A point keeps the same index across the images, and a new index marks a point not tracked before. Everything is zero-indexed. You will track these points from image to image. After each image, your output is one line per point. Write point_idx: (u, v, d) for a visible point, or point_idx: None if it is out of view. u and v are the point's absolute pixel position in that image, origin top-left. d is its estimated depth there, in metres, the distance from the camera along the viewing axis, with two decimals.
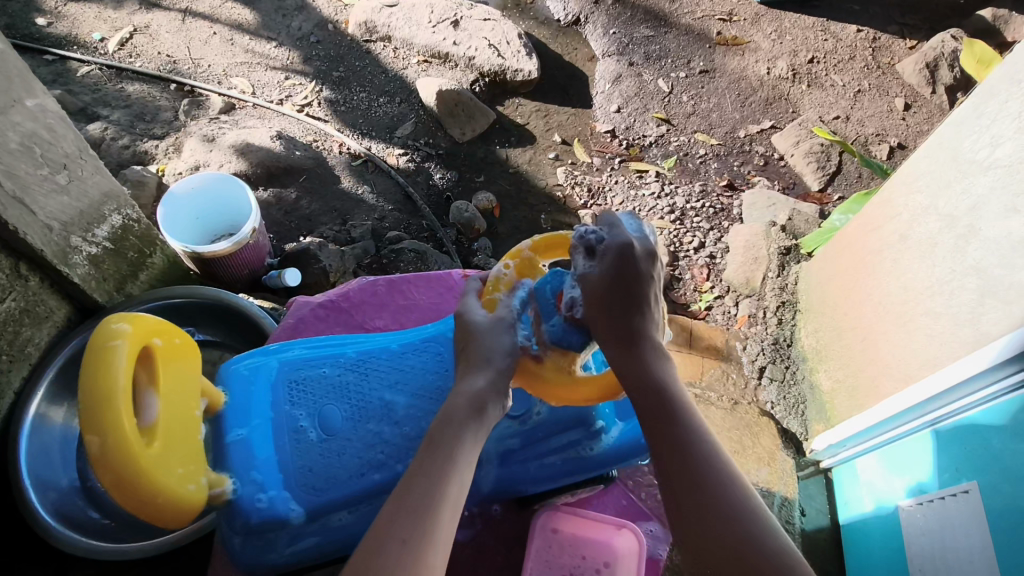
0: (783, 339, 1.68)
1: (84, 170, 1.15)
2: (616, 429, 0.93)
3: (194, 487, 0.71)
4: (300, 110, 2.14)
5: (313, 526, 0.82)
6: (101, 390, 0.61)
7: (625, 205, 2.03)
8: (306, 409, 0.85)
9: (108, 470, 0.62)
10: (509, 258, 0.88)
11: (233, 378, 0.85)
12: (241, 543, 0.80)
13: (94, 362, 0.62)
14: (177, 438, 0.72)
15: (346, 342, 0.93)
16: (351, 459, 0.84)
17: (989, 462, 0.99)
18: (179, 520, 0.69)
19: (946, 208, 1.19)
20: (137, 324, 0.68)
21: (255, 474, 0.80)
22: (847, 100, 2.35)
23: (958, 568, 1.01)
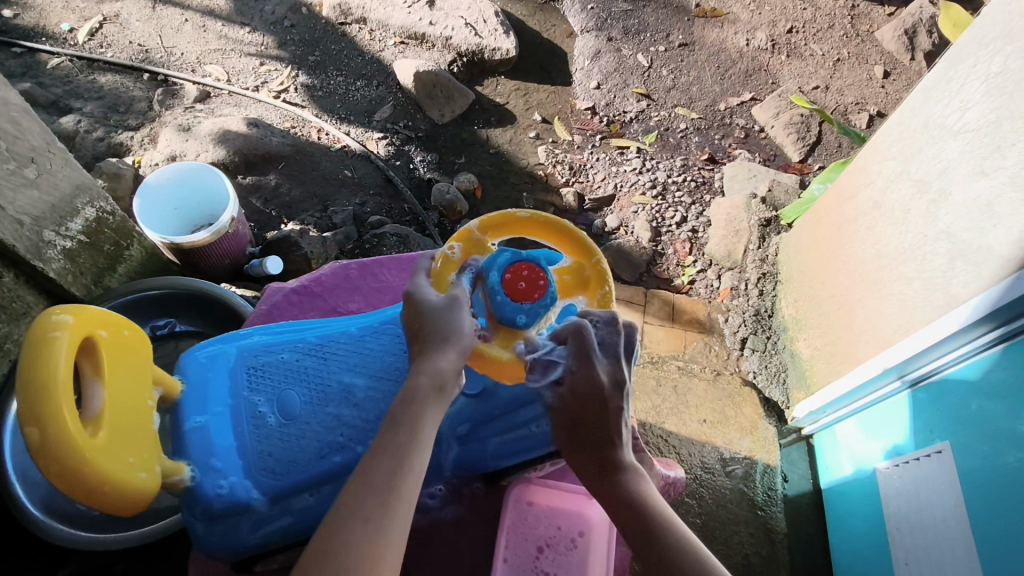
0: (764, 310, 1.70)
1: (53, 164, 1.13)
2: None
3: (146, 475, 0.70)
4: (277, 96, 2.11)
5: (275, 510, 0.82)
6: (38, 381, 0.60)
7: (607, 181, 2.03)
8: (266, 395, 0.86)
9: (51, 460, 0.60)
10: (456, 240, 0.87)
11: (192, 366, 0.85)
12: (204, 529, 0.80)
13: (33, 351, 0.60)
14: (125, 426, 0.70)
15: (305, 327, 0.93)
16: (312, 442, 0.85)
17: (963, 422, 1.02)
18: (129, 508, 0.68)
19: (918, 173, 1.19)
20: (78, 315, 0.66)
21: (214, 462, 0.80)
22: (826, 69, 2.34)
23: (931, 525, 1.04)
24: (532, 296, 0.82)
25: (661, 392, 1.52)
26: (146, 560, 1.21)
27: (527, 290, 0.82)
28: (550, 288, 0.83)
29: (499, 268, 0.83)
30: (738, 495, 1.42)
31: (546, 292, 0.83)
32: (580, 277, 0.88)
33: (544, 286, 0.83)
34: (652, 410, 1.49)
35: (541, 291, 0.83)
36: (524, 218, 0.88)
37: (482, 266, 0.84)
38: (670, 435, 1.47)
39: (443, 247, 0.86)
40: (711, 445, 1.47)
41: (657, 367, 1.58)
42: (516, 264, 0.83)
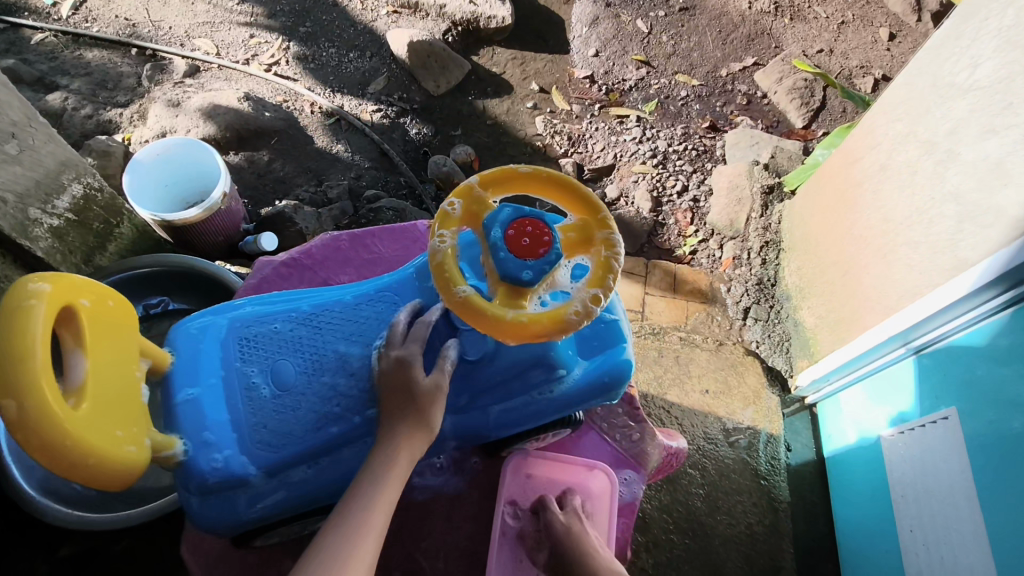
0: (767, 279, 1.67)
1: (35, 139, 1.10)
2: (579, 368, 0.85)
3: (134, 449, 0.69)
4: (267, 69, 2.06)
5: (272, 483, 0.81)
6: (14, 351, 0.57)
7: (606, 151, 1.99)
8: (259, 365, 0.84)
9: (29, 431, 0.58)
10: (455, 195, 0.68)
11: (182, 337, 0.83)
12: (199, 504, 0.79)
13: (7, 319, 0.58)
14: (111, 399, 0.68)
15: (300, 296, 0.91)
16: (307, 413, 0.83)
17: (970, 388, 1.00)
18: (115, 483, 0.67)
19: (925, 134, 1.16)
20: (58, 283, 0.63)
21: (207, 435, 0.78)
22: (831, 32, 2.27)
23: (935, 492, 1.03)
24: (539, 255, 0.64)
25: (663, 363, 1.51)
26: (149, 538, 1.21)
27: (531, 247, 0.64)
28: (557, 247, 0.65)
29: (501, 225, 0.65)
30: (740, 464, 1.41)
31: (554, 250, 0.65)
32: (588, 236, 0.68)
33: (551, 243, 0.65)
34: (654, 381, 1.48)
35: (547, 249, 0.64)
36: (526, 173, 0.69)
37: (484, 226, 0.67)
38: (672, 406, 1.46)
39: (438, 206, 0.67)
40: (714, 415, 1.46)
41: (659, 338, 1.56)
42: (518, 220, 0.66)
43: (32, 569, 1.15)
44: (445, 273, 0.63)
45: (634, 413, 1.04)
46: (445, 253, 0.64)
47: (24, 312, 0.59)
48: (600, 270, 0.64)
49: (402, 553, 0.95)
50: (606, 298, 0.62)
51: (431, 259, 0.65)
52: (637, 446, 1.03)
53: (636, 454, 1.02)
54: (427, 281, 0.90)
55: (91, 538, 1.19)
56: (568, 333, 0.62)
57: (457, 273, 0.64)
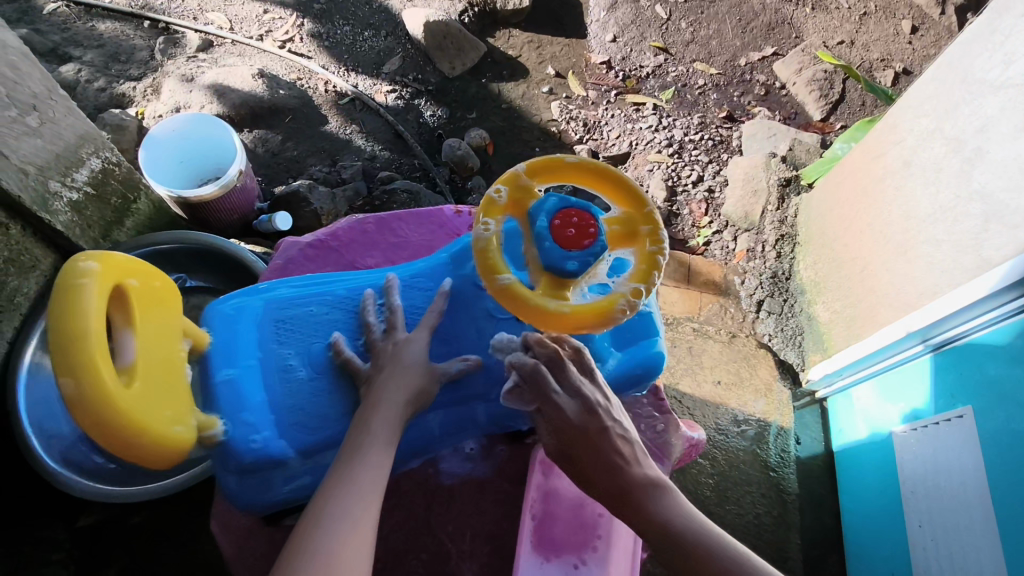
0: (782, 272, 1.67)
1: (55, 112, 1.09)
2: (614, 360, 0.88)
3: (183, 429, 0.69)
4: (281, 46, 2.04)
5: (308, 464, 0.81)
6: (70, 330, 0.58)
7: (622, 138, 1.98)
8: (294, 348, 0.84)
9: (85, 410, 0.58)
10: (500, 181, 0.67)
11: (218, 317, 0.83)
12: (236, 483, 0.79)
13: (60, 298, 0.58)
14: (159, 379, 0.69)
15: (333, 280, 0.91)
16: (343, 397, 0.83)
17: (984, 387, 1.01)
18: (165, 463, 0.67)
19: (953, 131, 1.15)
20: (106, 262, 0.64)
21: (245, 416, 0.78)
22: (852, 23, 2.24)
23: (948, 488, 1.04)
24: (583, 246, 0.65)
25: (675, 353, 1.51)
26: (167, 513, 1.22)
27: (576, 237, 0.65)
28: (602, 240, 0.66)
29: (546, 215, 0.66)
30: (750, 455, 1.42)
31: (598, 241, 0.66)
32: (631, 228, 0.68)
33: (595, 235, 0.66)
34: (666, 371, 1.49)
35: (592, 242, 0.66)
36: (574, 163, 0.68)
37: (528, 214, 0.67)
38: (684, 397, 1.47)
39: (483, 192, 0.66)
40: (725, 407, 1.47)
41: (673, 328, 1.56)
42: (565, 210, 0.66)
43: (51, 538, 1.17)
44: (490, 262, 0.64)
45: (659, 405, 1.04)
46: (490, 241, 0.64)
47: (75, 290, 0.59)
48: (644, 265, 0.65)
49: (426, 536, 0.94)
50: (648, 294, 0.64)
51: (473, 246, 0.65)
52: (661, 436, 1.02)
53: (661, 446, 1.02)
54: (463, 267, 0.90)
55: (109, 509, 1.21)
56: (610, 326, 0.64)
57: (501, 261, 0.64)
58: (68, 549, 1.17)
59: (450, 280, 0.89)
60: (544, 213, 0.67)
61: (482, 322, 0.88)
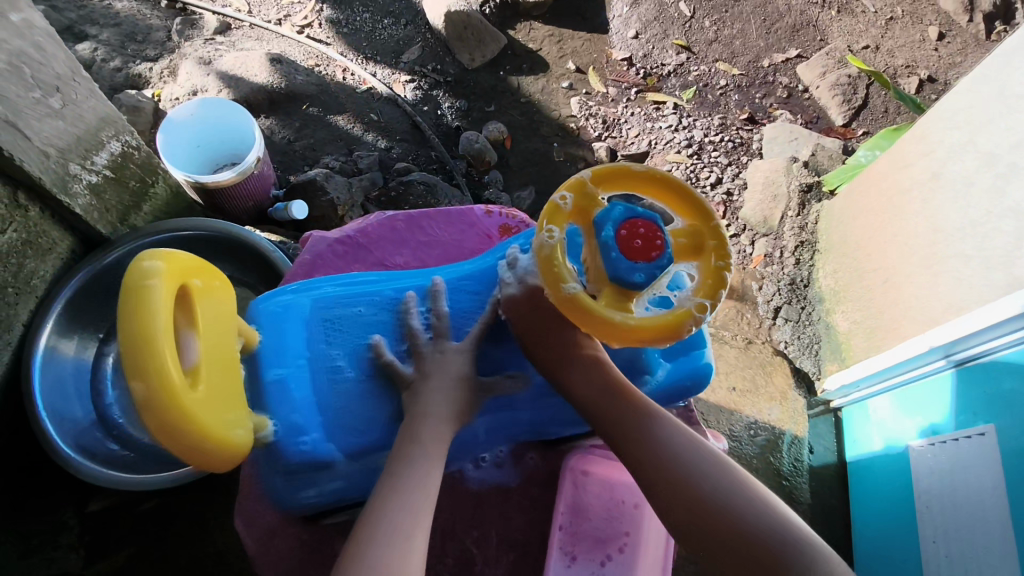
0: (800, 279, 1.66)
1: (78, 93, 1.08)
2: (662, 372, 0.92)
3: (241, 432, 0.69)
4: (300, 31, 2.02)
5: (355, 467, 0.81)
6: (139, 332, 0.56)
7: (641, 137, 1.96)
8: (342, 348, 0.84)
9: (154, 413, 0.58)
10: (566, 187, 0.68)
11: (265, 315, 0.83)
12: (283, 483, 0.79)
13: (129, 299, 0.57)
14: (219, 381, 0.68)
15: (381, 279, 0.90)
16: (389, 400, 0.83)
17: (1007, 405, 0.99)
18: (226, 466, 0.67)
19: (987, 145, 1.13)
20: (169, 262, 0.62)
21: (295, 416, 0.78)
22: (878, 28, 2.21)
23: (965, 504, 1.03)
24: (649, 258, 0.65)
25: None
26: (178, 501, 1.21)
27: (643, 248, 0.65)
28: (668, 252, 0.66)
29: (612, 224, 0.66)
30: (764, 463, 1.41)
31: (664, 254, 0.65)
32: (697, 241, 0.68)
33: (662, 246, 0.65)
34: None
35: (659, 254, 0.65)
36: (640, 172, 0.68)
37: (593, 222, 0.67)
38: (698, 402, 1.45)
39: (548, 198, 0.67)
40: (740, 413, 1.45)
41: None
42: (631, 220, 0.66)
43: (61, 522, 1.16)
44: (554, 270, 0.66)
45: (688, 416, 1.01)
46: (553, 249, 0.66)
47: (143, 292, 0.58)
48: (711, 280, 0.66)
49: (451, 542, 0.91)
50: (713, 310, 0.65)
51: (538, 252, 0.67)
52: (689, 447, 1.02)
53: None
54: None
55: (120, 495, 1.20)
56: (674, 340, 0.65)
57: (566, 269, 0.66)
58: (78, 532, 1.17)
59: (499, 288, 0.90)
60: (609, 222, 0.67)
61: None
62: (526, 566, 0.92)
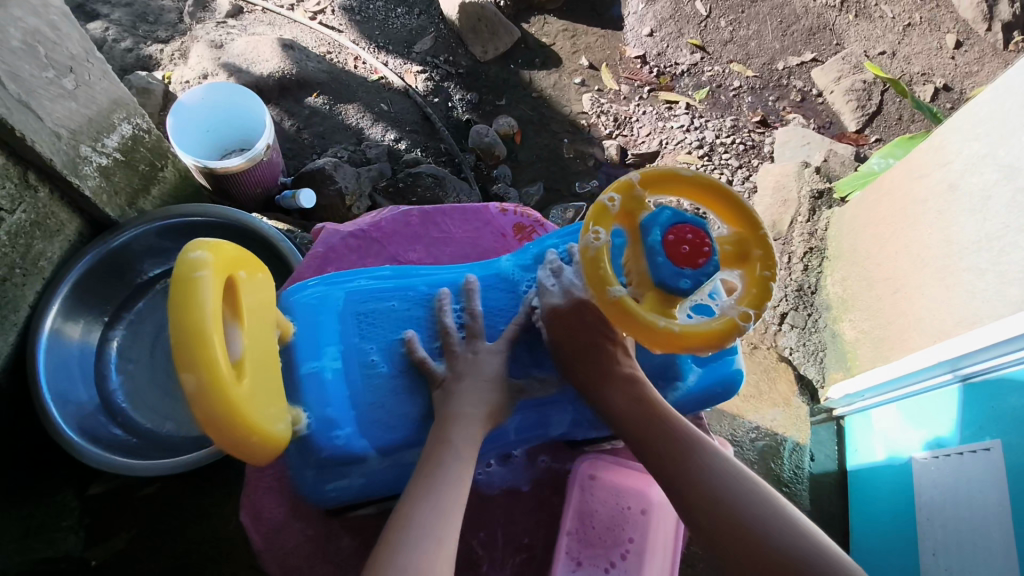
0: (808, 286, 1.64)
1: (90, 74, 1.07)
2: (694, 376, 0.92)
3: (282, 426, 0.69)
4: (312, 17, 2.00)
5: (386, 462, 0.81)
6: (190, 327, 0.56)
7: (652, 137, 1.95)
8: (376, 343, 0.83)
9: (204, 407, 0.57)
10: (614, 189, 0.68)
11: (301, 307, 0.83)
12: (315, 475, 0.80)
13: (179, 291, 0.56)
14: (261, 374, 0.68)
15: (414, 274, 0.89)
16: (423, 397, 0.82)
17: (1016, 421, 0.99)
18: (267, 459, 0.67)
19: (1006, 159, 1.12)
20: (217, 253, 0.61)
21: (329, 411, 0.78)
22: (895, 34, 2.19)
23: (968, 519, 1.03)
24: (694, 264, 0.64)
25: None
26: (180, 486, 1.22)
27: (690, 255, 0.65)
28: (715, 259, 0.65)
29: (659, 228, 0.65)
30: (764, 469, 1.41)
31: (712, 261, 0.65)
32: (743, 250, 0.67)
33: (709, 254, 0.65)
34: None
35: (706, 261, 0.65)
36: (689, 177, 0.67)
37: (639, 225, 0.67)
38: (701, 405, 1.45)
39: (594, 200, 0.68)
40: (742, 418, 1.46)
41: None
42: (678, 225, 0.65)
43: (63, 504, 1.17)
44: (599, 272, 0.64)
45: (699, 424, 1.04)
46: (600, 251, 0.65)
47: (193, 284, 0.57)
48: (756, 290, 0.65)
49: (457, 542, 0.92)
50: (756, 318, 0.64)
51: (583, 253, 0.66)
52: None
53: None
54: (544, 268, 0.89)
55: (123, 479, 1.21)
56: (717, 349, 0.64)
57: (611, 273, 0.65)
58: (78, 514, 1.17)
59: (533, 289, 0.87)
60: (656, 226, 0.66)
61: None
62: (530, 568, 0.92)
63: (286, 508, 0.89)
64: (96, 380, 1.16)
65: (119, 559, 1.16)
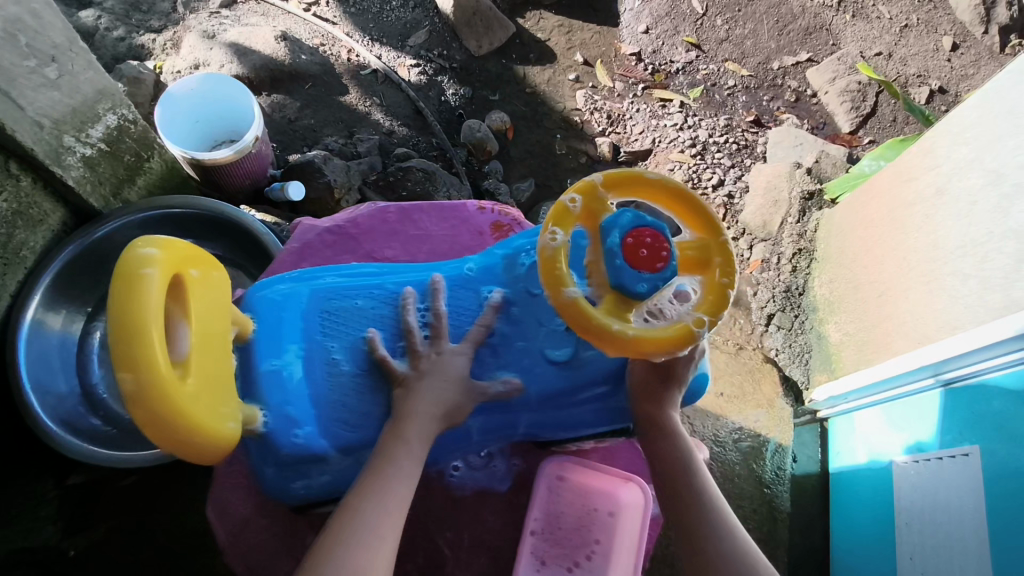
0: (795, 287, 1.65)
1: (75, 64, 1.06)
2: None
3: (234, 425, 0.69)
4: (307, 9, 1.99)
5: (348, 461, 0.81)
6: (131, 323, 0.56)
7: (645, 134, 1.94)
8: (339, 341, 0.83)
9: (143, 405, 0.57)
10: (576, 190, 0.67)
11: (262, 304, 0.82)
12: (274, 475, 0.79)
13: (122, 287, 0.57)
14: (213, 374, 0.68)
15: (382, 274, 0.90)
16: (384, 396, 0.82)
17: (994, 426, 0.99)
18: (216, 458, 0.67)
19: (992, 164, 1.11)
20: (166, 250, 0.62)
21: (289, 410, 0.77)
22: (892, 35, 2.18)
23: (944, 524, 1.03)
24: (653, 268, 0.65)
25: None
26: (160, 478, 1.22)
27: (649, 259, 0.65)
28: (672, 265, 0.66)
29: (619, 231, 0.66)
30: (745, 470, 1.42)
31: (669, 266, 0.66)
32: (705, 255, 0.67)
33: (666, 259, 0.66)
34: None
35: (663, 265, 0.66)
36: (654, 179, 0.67)
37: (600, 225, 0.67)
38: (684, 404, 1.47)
39: (558, 198, 0.66)
40: (724, 419, 1.46)
41: None
42: (639, 229, 0.66)
43: (43, 493, 1.17)
44: (556, 272, 0.64)
45: None
46: (558, 251, 0.64)
47: (138, 279, 0.58)
48: (712, 297, 0.65)
49: (423, 540, 0.94)
50: (713, 324, 0.63)
51: (541, 253, 0.65)
52: None
53: None
54: (514, 269, 0.88)
55: (103, 470, 1.21)
56: (671, 354, 0.64)
57: (567, 274, 0.64)
58: (57, 505, 1.18)
59: (501, 292, 0.87)
60: (617, 228, 0.66)
61: (531, 328, 0.86)
62: (498, 567, 0.93)
63: (256, 504, 0.90)
64: (78, 372, 1.15)
65: (97, 548, 1.17)
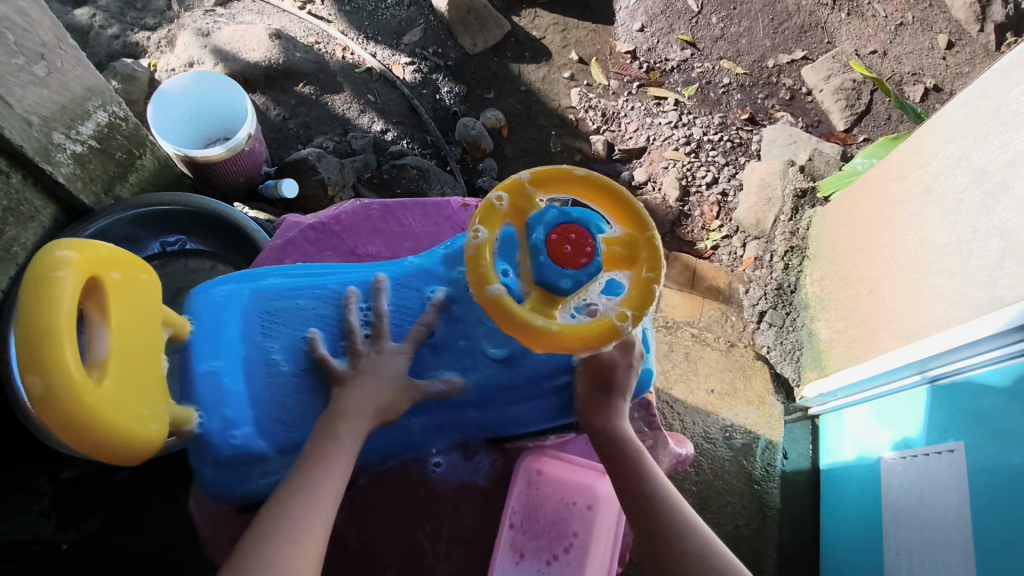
0: (787, 285, 1.66)
1: (63, 62, 1.07)
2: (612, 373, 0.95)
3: (158, 427, 0.70)
4: (302, 6, 1.99)
5: (287, 461, 0.82)
6: (39, 325, 0.57)
7: (639, 132, 1.94)
8: (279, 342, 0.83)
9: (52, 408, 0.58)
10: (503, 188, 0.68)
11: (204, 304, 0.83)
12: (213, 474, 0.80)
13: (33, 290, 0.58)
14: (135, 376, 0.69)
15: (328, 273, 0.90)
16: (323, 396, 0.83)
17: (976, 422, 0.99)
18: (137, 458, 0.68)
19: (978, 162, 1.11)
20: (83, 252, 0.63)
21: (225, 410, 0.79)
22: (887, 33, 2.18)
23: (931, 521, 1.03)
24: (576, 263, 0.67)
25: (671, 358, 1.53)
26: (150, 473, 1.23)
27: (572, 254, 0.67)
28: (597, 260, 0.67)
29: (545, 227, 0.68)
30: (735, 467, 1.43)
31: (593, 261, 0.67)
32: (632, 251, 0.67)
33: (591, 254, 0.67)
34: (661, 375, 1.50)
35: (587, 261, 0.67)
36: (579, 176, 0.68)
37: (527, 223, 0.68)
38: (676, 401, 1.49)
39: (486, 195, 0.68)
40: (716, 416, 1.49)
41: (671, 332, 1.58)
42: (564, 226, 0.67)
43: (35, 489, 1.18)
44: (480, 269, 0.64)
45: (648, 420, 1.06)
46: (482, 248, 0.65)
47: (49, 282, 0.59)
48: (638, 291, 0.65)
49: (401, 535, 0.95)
50: (637, 320, 0.63)
51: (466, 251, 0.66)
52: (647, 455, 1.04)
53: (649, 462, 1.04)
54: (456, 270, 0.89)
55: (94, 464, 1.22)
56: (595, 350, 0.64)
57: (491, 269, 0.64)
58: (50, 499, 1.18)
59: (444, 288, 0.88)
60: (543, 224, 0.68)
61: (472, 326, 0.87)
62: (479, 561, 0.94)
63: None
64: None
65: (89, 543, 1.18)
